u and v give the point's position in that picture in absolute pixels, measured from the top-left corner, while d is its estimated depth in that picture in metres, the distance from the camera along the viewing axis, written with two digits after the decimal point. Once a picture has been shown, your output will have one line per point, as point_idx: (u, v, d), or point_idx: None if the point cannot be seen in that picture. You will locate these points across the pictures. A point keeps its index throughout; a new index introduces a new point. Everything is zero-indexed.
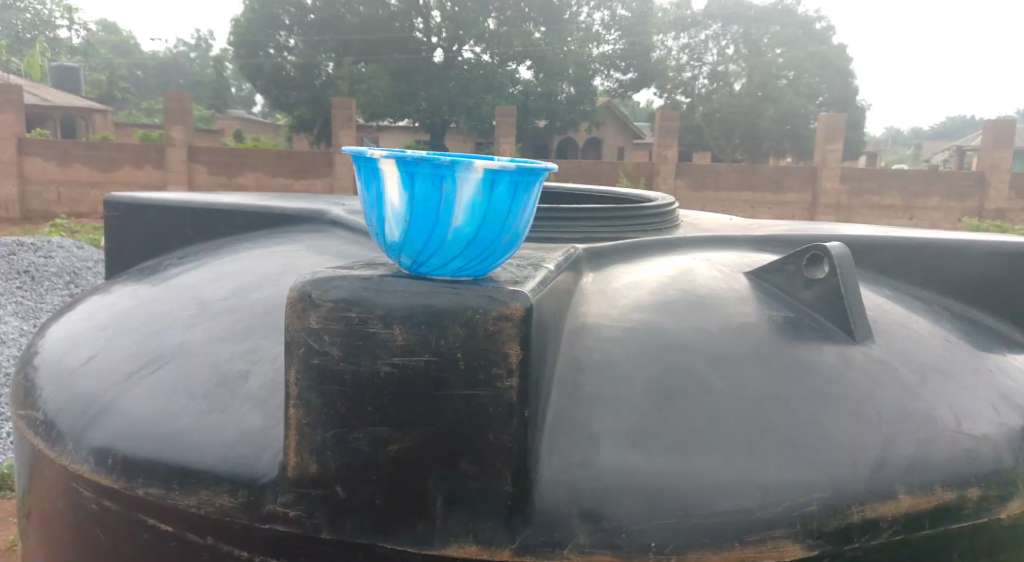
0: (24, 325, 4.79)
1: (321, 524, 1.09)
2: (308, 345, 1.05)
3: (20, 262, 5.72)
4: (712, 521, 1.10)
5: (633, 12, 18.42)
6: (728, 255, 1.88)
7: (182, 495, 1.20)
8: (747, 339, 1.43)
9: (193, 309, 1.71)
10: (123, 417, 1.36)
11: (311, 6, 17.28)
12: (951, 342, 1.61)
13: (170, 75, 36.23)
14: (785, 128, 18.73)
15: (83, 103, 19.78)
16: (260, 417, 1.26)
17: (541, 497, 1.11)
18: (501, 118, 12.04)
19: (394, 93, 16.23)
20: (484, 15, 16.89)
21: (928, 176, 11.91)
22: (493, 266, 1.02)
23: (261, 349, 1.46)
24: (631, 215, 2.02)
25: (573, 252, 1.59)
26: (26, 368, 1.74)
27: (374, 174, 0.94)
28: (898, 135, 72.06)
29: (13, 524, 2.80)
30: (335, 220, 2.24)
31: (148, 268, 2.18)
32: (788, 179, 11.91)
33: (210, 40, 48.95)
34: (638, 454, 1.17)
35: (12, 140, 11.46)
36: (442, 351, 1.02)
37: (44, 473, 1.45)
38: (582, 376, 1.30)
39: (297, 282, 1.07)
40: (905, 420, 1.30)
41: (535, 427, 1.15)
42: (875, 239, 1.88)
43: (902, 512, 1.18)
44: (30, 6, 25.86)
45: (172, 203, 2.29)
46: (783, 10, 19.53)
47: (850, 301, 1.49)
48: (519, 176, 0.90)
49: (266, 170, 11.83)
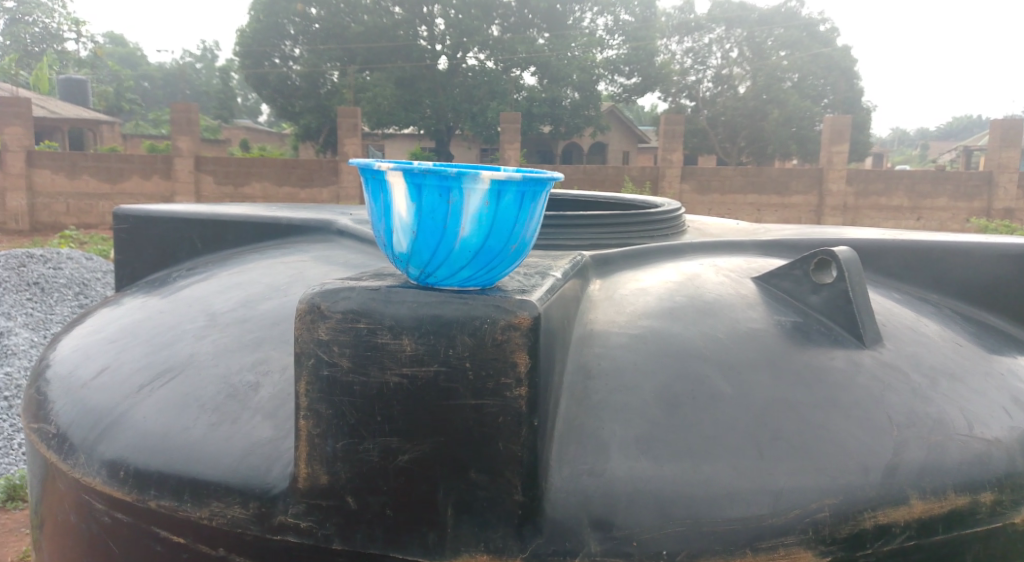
0: (35, 336, 4.83)
1: (331, 534, 1.09)
2: (317, 355, 1.06)
3: (30, 273, 5.76)
4: (722, 529, 1.10)
5: (636, 17, 18.76)
6: (736, 260, 1.87)
7: (194, 508, 1.21)
8: (756, 344, 1.43)
9: (202, 321, 1.72)
10: (134, 429, 1.37)
11: (316, 16, 17.39)
12: (961, 345, 1.60)
13: (176, 86, 36.49)
14: (790, 130, 18.49)
15: (91, 114, 19.92)
16: (270, 429, 1.27)
17: (551, 505, 1.11)
18: (505, 124, 12.03)
19: (400, 101, 16.40)
20: (487, 21, 16.93)
21: (936, 177, 11.82)
22: (500, 276, 1.02)
23: (271, 360, 1.47)
24: (638, 220, 2.03)
25: (580, 259, 1.59)
26: (38, 381, 1.75)
27: (381, 186, 0.94)
28: (905, 136, 71.80)
29: (26, 534, 2.81)
30: (342, 230, 2.24)
31: (157, 281, 2.19)
32: (794, 182, 11.89)
33: (215, 51, 49.36)
34: (648, 461, 1.17)
35: (21, 153, 11.56)
36: (451, 361, 1.03)
37: (57, 485, 1.45)
38: (591, 383, 1.30)
39: (307, 294, 1.08)
40: (915, 424, 1.30)
41: (544, 435, 1.15)
42: (881, 243, 1.88)
43: (915, 517, 1.18)
44: (39, 21, 26.18)
45: (179, 214, 2.30)
46: (787, 12, 19.85)
47: (858, 305, 1.48)
48: (526, 186, 0.91)
49: (273, 179, 11.87)
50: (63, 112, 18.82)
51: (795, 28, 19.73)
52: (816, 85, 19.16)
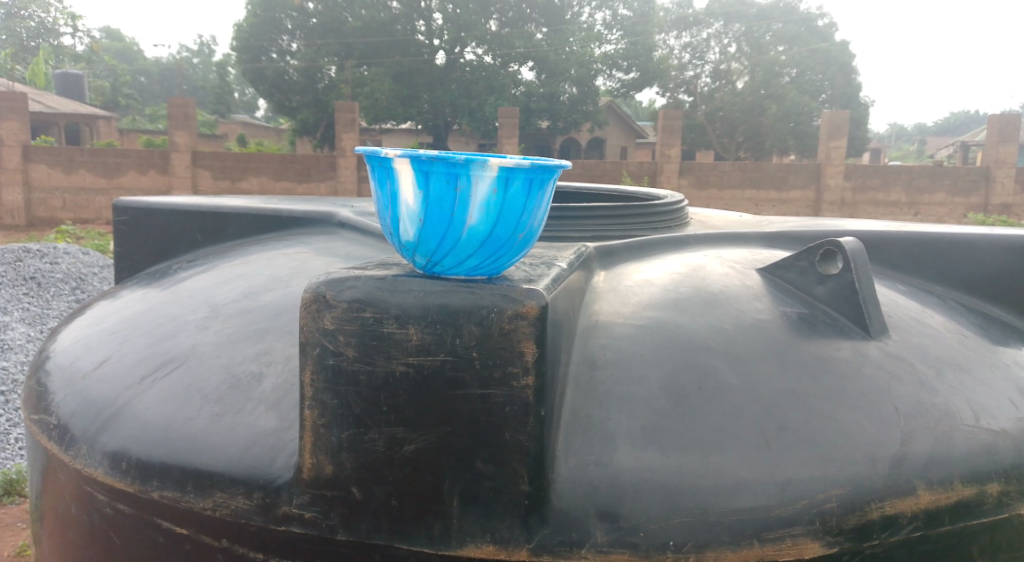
0: (32, 331, 4.82)
1: (336, 524, 1.09)
2: (322, 345, 1.05)
3: (27, 268, 5.73)
4: (729, 519, 1.10)
5: (634, 12, 18.55)
6: (740, 252, 1.87)
7: (196, 498, 1.20)
8: (761, 335, 1.43)
9: (204, 312, 1.71)
10: (136, 421, 1.36)
11: (313, 10, 17.34)
12: (966, 336, 1.60)
13: (172, 80, 36.37)
14: (788, 126, 18.50)
15: (87, 109, 19.83)
16: (274, 419, 1.26)
17: (557, 496, 1.11)
18: (503, 118, 11.93)
19: (397, 95, 16.34)
20: (485, 16, 16.88)
21: (933, 172, 11.80)
22: (507, 264, 1.01)
23: (274, 351, 1.46)
24: (641, 211, 2.02)
25: (583, 250, 1.58)
26: (38, 373, 1.73)
27: (388, 172, 0.93)
28: (901, 132, 71.95)
29: (23, 529, 2.80)
30: (344, 222, 2.23)
31: (158, 272, 2.18)
32: (791, 177, 11.91)
33: (213, 46, 49.24)
34: (654, 452, 1.16)
35: (17, 148, 11.48)
36: (457, 351, 1.02)
37: (58, 476, 1.44)
38: (596, 374, 1.30)
39: (312, 282, 1.07)
40: (922, 415, 1.30)
41: (550, 427, 1.14)
42: (885, 234, 1.87)
43: (923, 507, 1.17)
44: (34, 15, 26.07)
45: (177, 205, 2.29)
46: (786, 7, 19.78)
47: (864, 295, 1.48)
48: (534, 173, 0.90)
49: (271, 174, 11.85)
50: (59, 106, 18.72)
51: (792, 23, 19.73)
52: (814, 80, 19.18)
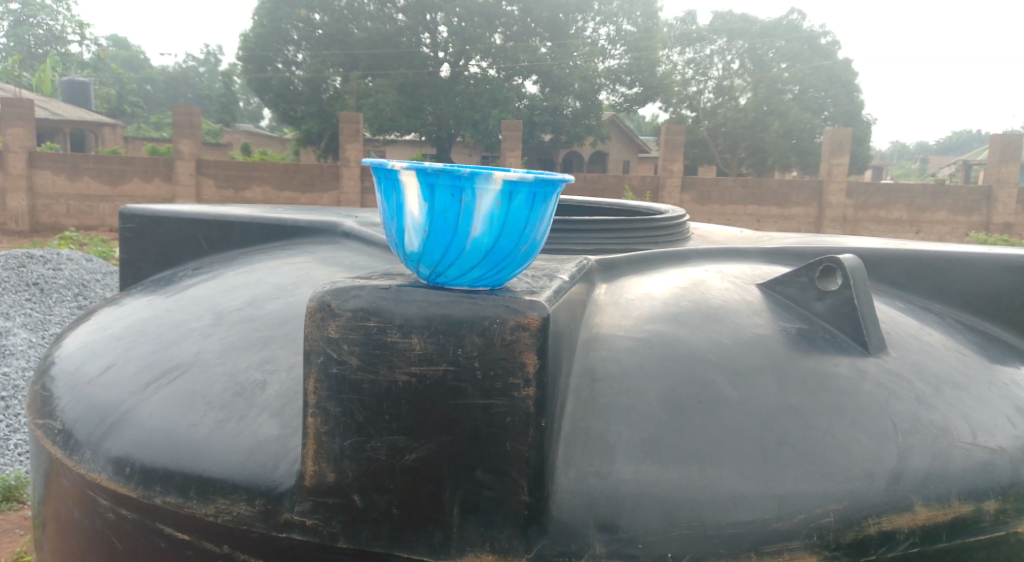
0: (33, 337, 4.83)
1: (337, 532, 1.10)
2: (326, 353, 1.06)
3: (30, 274, 5.76)
4: (727, 532, 1.10)
5: (639, 27, 18.48)
6: (741, 267, 1.88)
7: (199, 504, 1.21)
8: (762, 350, 1.44)
9: (208, 319, 1.73)
10: (139, 427, 1.37)
11: (319, 21, 17.53)
12: (965, 355, 1.61)
13: (178, 89, 36.53)
14: (790, 143, 18.57)
15: (93, 117, 19.96)
16: (276, 427, 1.27)
17: (556, 507, 1.12)
18: (507, 131, 11.95)
19: (401, 107, 16.39)
20: (490, 30, 17.05)
21: (934, 191, 11.83)
22: (509, 276, 1.02)
23: (277, 359, 1.47)
24: (643, 225, 2.04)
25: (586, 262, 1.59)
26: (43, 377, 1.75)
27: (394, 184, 0.94)
28: (905, 148, 71.91)
29: (20, 536, 2.80)
30: (348, 232, 2.24)
31: (163, 280, 2.20)
32: (793, 194, 11.92)
33: (219, 55, 49.48)
34: (653, 465, 1.17)
35: (23, 153, 11.52)
36: (460, 360, 1.03)
37: (61, 480, 1.46)
38: (597, 387, 1.31)
39: (317, 292, 1.08)
40: (920, 432, 1.30)
41: (551, 437, 1.16)
42: (885, 251, 1.88)
43: (919, 523, 1.18)
44: (42, 22, 26.29)
45: (184, 214, 2.31)
46: (789, 24, 20.01)
47: (863, 311, 1.49)
48: (537, 187, 0.92)
49: (274, 183, 11.92)
50: (65, 114, 18.85)
51: (796, 41, 19.90)
52: (816, 97, 19.31)
